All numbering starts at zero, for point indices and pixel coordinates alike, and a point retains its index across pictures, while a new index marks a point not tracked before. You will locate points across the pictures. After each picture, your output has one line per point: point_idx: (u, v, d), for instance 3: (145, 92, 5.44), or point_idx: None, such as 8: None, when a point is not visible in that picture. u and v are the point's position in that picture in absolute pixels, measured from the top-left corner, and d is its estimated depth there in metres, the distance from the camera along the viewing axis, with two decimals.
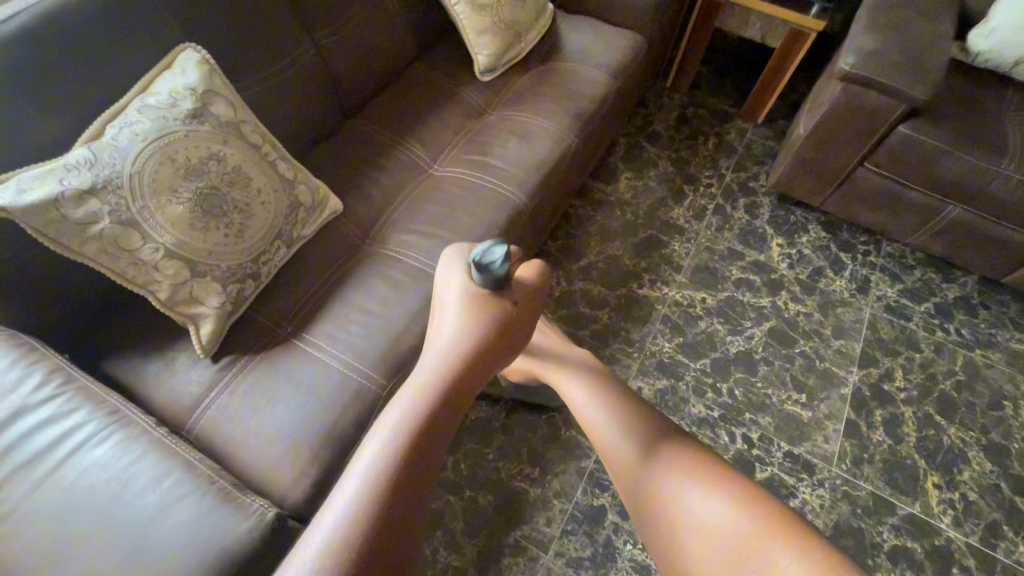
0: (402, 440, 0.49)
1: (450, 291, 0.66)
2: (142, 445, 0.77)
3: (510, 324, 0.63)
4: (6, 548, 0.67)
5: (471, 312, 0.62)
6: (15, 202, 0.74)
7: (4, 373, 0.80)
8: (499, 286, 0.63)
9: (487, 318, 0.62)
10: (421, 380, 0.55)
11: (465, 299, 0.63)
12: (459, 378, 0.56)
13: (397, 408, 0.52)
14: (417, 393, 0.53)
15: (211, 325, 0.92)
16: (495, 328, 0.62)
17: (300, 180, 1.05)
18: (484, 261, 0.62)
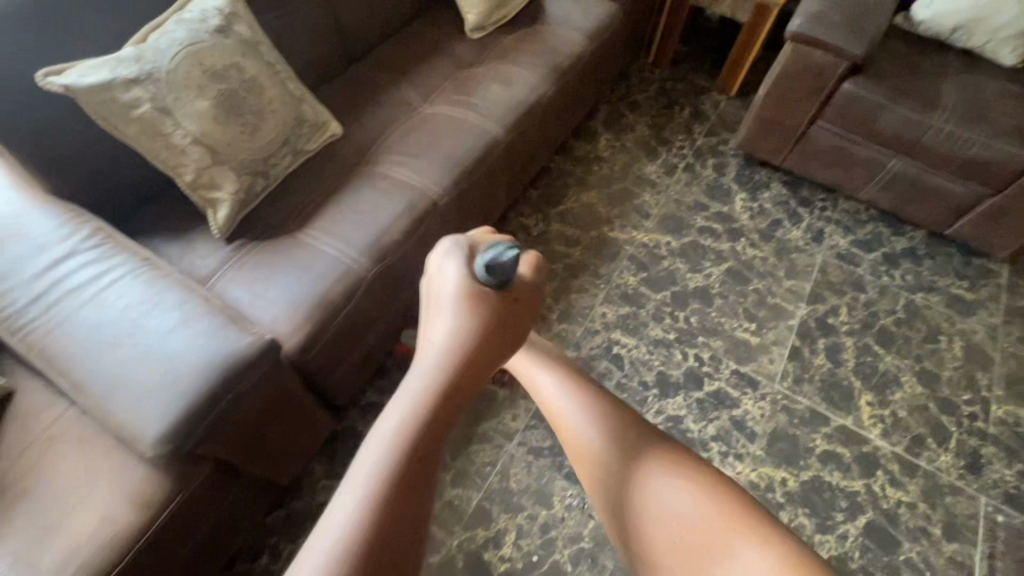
0: (361, 549, 0.34)
1: (440, 300, 0.47)
2: (166, 282, 0.95)
3: (516, 340, 0.48)
4: (65, 345, 0.86)
5: (464, 330, 0.44)
6: (78, 82, 0.93)
7: (57, 227, 0.98)
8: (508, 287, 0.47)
9: (485, 343, 0.45)
10: (379, 452, 0.37)
11: (459, 311, 0.45)
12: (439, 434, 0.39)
13: (347, 500, 0.35)
14: (381, 471, 0.36)
15: (227, 207, 1.10)
16: (496, 351, 0.46)
17: (306, 100, 1.24)
18: (484, 271, 0.46)
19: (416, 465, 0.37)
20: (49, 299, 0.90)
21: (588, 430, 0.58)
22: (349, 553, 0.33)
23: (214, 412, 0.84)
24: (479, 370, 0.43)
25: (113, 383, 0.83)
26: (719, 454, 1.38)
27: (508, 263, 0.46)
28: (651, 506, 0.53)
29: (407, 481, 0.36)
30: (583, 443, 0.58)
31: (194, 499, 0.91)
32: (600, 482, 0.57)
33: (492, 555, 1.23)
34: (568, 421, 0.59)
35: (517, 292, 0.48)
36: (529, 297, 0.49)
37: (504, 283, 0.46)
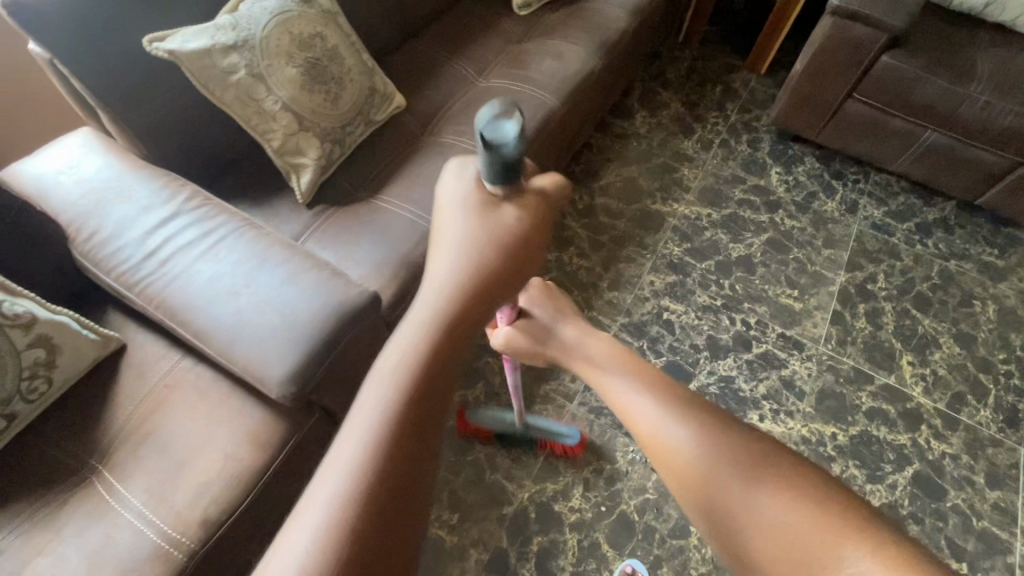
0: (396, 411, 0.45)
1: (447, 212, 0.56)
2: (268, 238, 0.99)
3: (518, 241, 0.54)
4: (182, 294, 0.91)
5: (470, 235, 0.53)
6: (182, 48, 0.97)
7: (161, 189, 1.03)
8: (503, 175, 0.53)
9: (486, 240, 0.53)
10: (404, 345, 0.48)
11: (467, 217, 0.55)
12: (452, 323, 0.49)
13: (382, 379, 0.46)
14: (414, 339, 0.48)
15: (311, 172, 1.14)
16: (499, 245, 0.53)
17: (376, 71, 1.28)
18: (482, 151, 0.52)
19: (435, 347, 0.48)
20: (163, 253, 0.95)
21: (687, 434, 0.48)
22: (388, 413, 0.45)
23: (331, 356, 0.88)
24: (486, 268, 0.52)
25: (235, 331, 0.87)
26: (771, 412, 1.44)
27: (509, 150, 0.51)
28: (742, 506, 0.43)
29: (430, 356, 0.47)
30: (681, 449, 0.47)
31: (303, 445, 0.95)
32: (692, 487, 0.45)
33: (561, 506, 1.28)
34: (657, 424, 0.51)
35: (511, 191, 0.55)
36: (532, 200, 0.56)
37: (502, 177, 0.53)
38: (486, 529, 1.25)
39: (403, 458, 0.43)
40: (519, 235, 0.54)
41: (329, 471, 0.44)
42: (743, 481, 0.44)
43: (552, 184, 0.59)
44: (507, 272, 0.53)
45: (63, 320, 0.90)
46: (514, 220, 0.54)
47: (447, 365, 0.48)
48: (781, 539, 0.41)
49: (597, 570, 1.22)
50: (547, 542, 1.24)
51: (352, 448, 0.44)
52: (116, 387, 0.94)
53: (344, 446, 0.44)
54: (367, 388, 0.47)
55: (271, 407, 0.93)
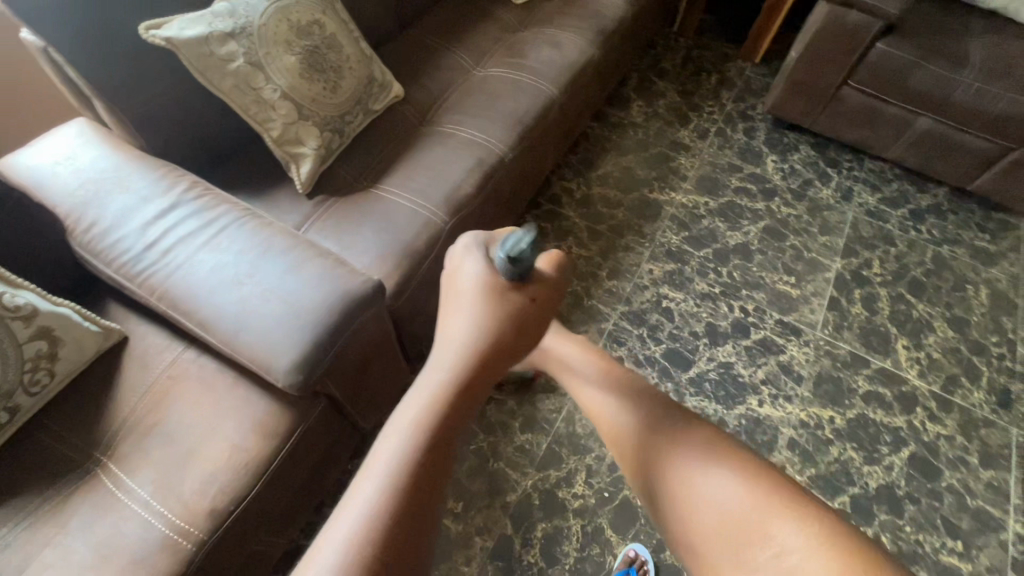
0: (404, 469, 0.47)
1: (461, 290, 0.60)
2: (270, 228, 0.98)
3: (523, 319, 0.58)
4: (185, 285, 0.90)
5: (482, 306, 0.58)
6: (180, 35, 0.96)
7: (160, 179, 1.01)
8: (516, 274, 0.58)
9: (498, 315, 0.57)
10: (417, 402, 0.51)
11: (480, 292, 0.59)
12: (466, 383, 0.53)
13: (395, 432, 0.49)
14: (431, 394, 0.51)
15: (311, 162, 1.13)
16: (507, 323, 0.57)
17: (374, 59, 1.27)
18: (505, 263, 0.57)
19: (450, 404, 0.51)
20: (164, 243, 0.93)
21: (623, 414, 0.75)
22: (398, 466, 0.47)
23: (337, 344, 0.88)
24: (495, 336, 0.56)
25: (240, 321, 0.86)
26: (770, 397, 1.46)
27: (527, 265, 0.57)
28: (697, 493, 0.61)
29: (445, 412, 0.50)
30: (619, 425, 0.74)
31: (309, 434, 0.95)
32: (638, 459, 0.69)
33: (564, 492, 1.29)
34: (614, 416, 0.75)
35: (523, 278, 0.59)
36: (541, 280, 0.61)
37: (512, 272, 0.58)
38: (491, 517, 1.26)
39: (413, 511, 0.46)
40: (527, 311, 0.59)
41: (340, 518, 0.46)
42: (681, 458, 0.64)
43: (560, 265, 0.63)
44: (513, 343, 0.57)
45: (64, 312, 0.89)
46: (523, 295, 0.59)
47: (458, 424, 0.51)
48: (717, 509, 0.59)
49: (600, 554, 1.23)
50: (551, 528, 1.25)
51: (363, 498, 0.46)
52: (118, 379, 0.93)
53: (355, 495, 0.47)
54: (379, 440, 0.49)
55: (277, 397, 0.92)
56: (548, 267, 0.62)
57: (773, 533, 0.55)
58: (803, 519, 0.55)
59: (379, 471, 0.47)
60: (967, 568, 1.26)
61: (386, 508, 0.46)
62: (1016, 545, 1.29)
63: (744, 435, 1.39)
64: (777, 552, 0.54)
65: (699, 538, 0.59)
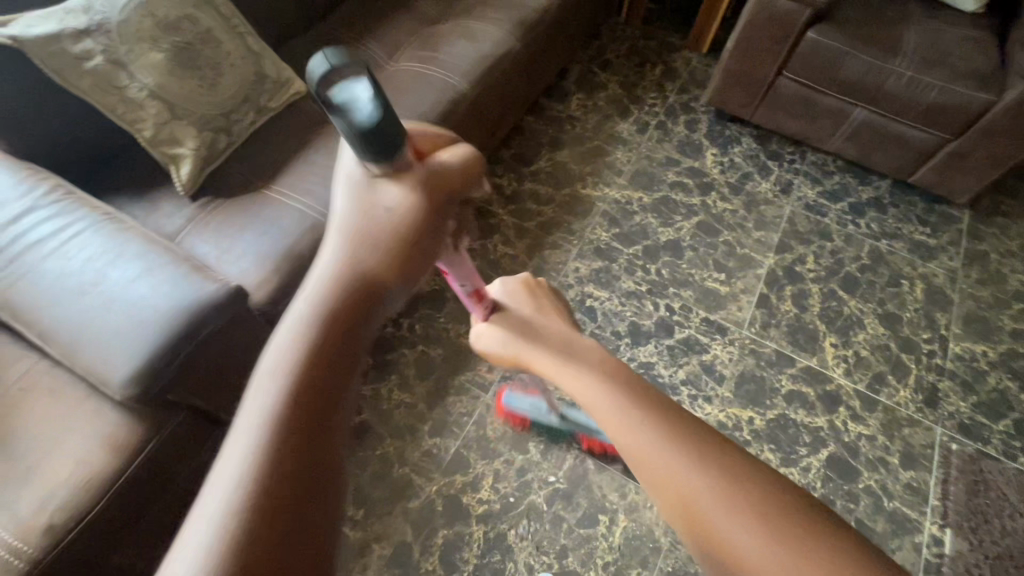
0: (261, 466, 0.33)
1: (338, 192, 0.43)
2: (128, 234, 0.95)
3: (422, 231, 0.43)
4: (30, 294, 0.87)
5: (353, 213, 0.41)
6: (25, 33, 0.91)
7: (16, 184, 0.97)
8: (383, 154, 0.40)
9: (378, 226, 0.41)
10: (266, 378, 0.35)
11: (354, 191, 0.42)
12: (335, 330, 0.36)
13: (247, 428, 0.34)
14: (283, 357, 0.35)
15: (190, 163, 1.10)
16: (402, 232, 0.41)
17: (266, 55, 1.22)
18: (344, 129, 0.39)
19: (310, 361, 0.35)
20: (13, 251, 0.91)
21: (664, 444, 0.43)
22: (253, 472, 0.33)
23: (183, 354, 0.85)
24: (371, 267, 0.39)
25: (80, 331, 0.84)
26: (689, 397, 1.43)
27: (370, 124, 0.38)
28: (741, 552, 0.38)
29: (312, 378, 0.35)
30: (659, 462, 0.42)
31: (169, 445, 0.93)
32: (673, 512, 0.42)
33: (469, 498, 1.27)
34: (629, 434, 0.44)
35: (402, 163, 0.41)
36: (419, 174, 0.43)
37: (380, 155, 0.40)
38: (392, 523, 1.23)
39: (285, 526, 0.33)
40: (403, 223, 0.41)
41: (189, 541, 0.32)
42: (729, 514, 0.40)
43: (458, 153, 0.46)
44: (397, 268, 0.40)
45: None
46: (401, 198, 0.42)
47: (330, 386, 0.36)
48: None
49: (501, 561, 1.21)
50: (452, 535, 1.23)
51: (209, 520, 0.32)
52: None
53: (197, 530, 0.32)
54: (224, 445, 0.34)
55: (131, 409, 0.90)
56: (434, 161, 0.44)
57: None
58: None
59: (229, 484, 0.32)
60: None
61: (244, 521, 0.32)
62: (930, 548, 1.27)
63: None
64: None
65: None
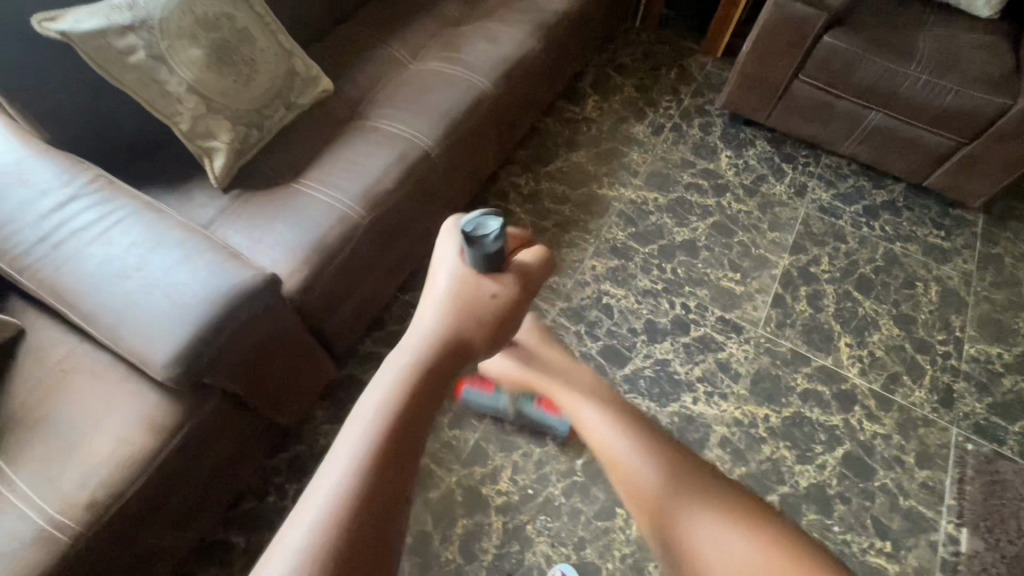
0: (370, 460, 0.41)
1: (445, 278, 0.57)
2: (168, 222, 0.98)
3: (507, 313, 0.57)
4: (75, 278, 0.90)
5: (459, 292, 0.56)
6: (74, 28, 0.95)
7: (61, 173, 1.01)
8: (491, 265, 0.58)
9: (475, 305, 0.55)
10: (382, 391, 0.45)
11: (460, 277, 0.57)
12: (439, 368, 0.48)
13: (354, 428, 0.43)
14: (397, 378, 0.46)
15: (223, 156, 1.14)
16: (491, 312, 0.56)
17: (296, 53, 1.26)
18: (470, 249, 0.57)
19: (417, 387, 0.46)
20: (59, 237, 0.94)
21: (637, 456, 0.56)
22: (363, 464, 0.41)
23: (221, 338, 0.88)
24: (469, 331, 0.53)
25: (123, 313, 0.87)
26: (705, 394, 1.44)
27: (489, 239, 0.57)
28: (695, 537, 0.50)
29: (421, 397, 0.45)
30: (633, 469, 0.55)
31: (203, 427, 0.95)
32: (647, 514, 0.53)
33: (489, 489, 1.29)
34: (610, 444, 0.58)
35: (504, 267, 0.59)
36: (512, 272, 0.59)
37: (490, 266, 0.58)
38: (412, 512, 1.26)
39: (382, 516, 0.40)
40: (499, 303, 0.57)
41: (302, 515, 0.39)
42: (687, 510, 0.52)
43: (535, 258, 0.63)
44: (485, 335, 0.54)
45: None
46: (496, 287, 0.57)
47: (431, 407, 0.46)
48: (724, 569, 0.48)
49: (520, 551, 1.22)
50: (471, 525, 1.24)
51: (321, 500, 0.39)
52: (8, 375, 0.93)
53: (310, 505, 0.39)
54: (338, 439, 0.43)
55: (168, 391, 0.93)
56: (519, 264, 0.61)
57: None
58: None
59: (341, 472, 0.40)
60: (894, 569, 1.24)
61: (350, 502, 0.39)
62: (947, 546, 1.27)
63: (675, 433, 1.38)
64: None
65: None
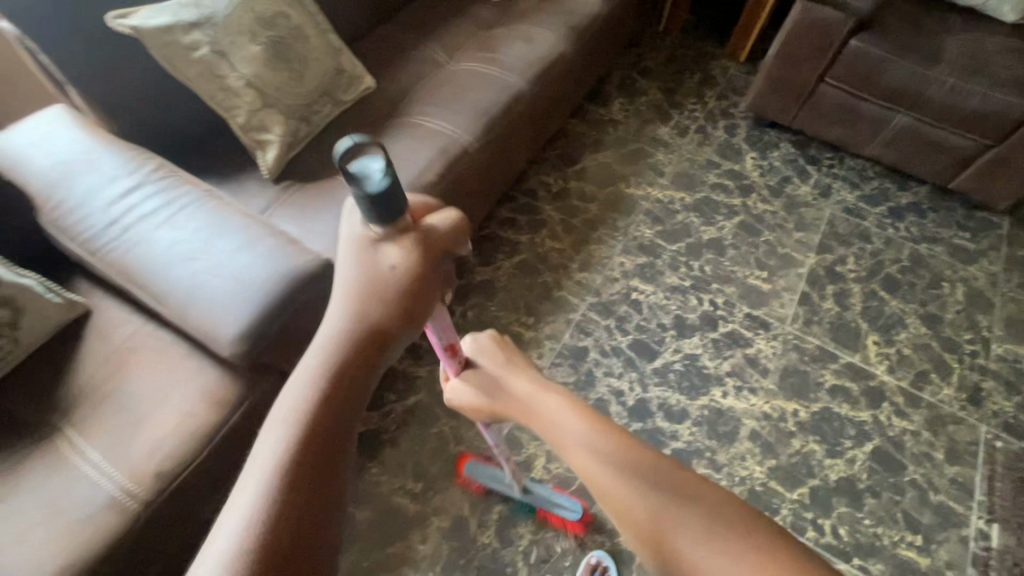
0: (277, 478, 0.41)
1: (343, 257, 0.51)
2: (227, 209, 1.02)
3: (420, 287, 0.51)
4: (144, 261, 0.95)
5: (357, 273, 0.50)
6: (147, 24, 1.01)
7: (126, 162, 1.06)
8: (383, 217, 0.48)
9: (377, 285, 0.49)
10: (286, 406, 0.44)
11: (357, 253, 0.51)
12: (342, 372, 0.46)
13: (263, 448, 0.43)
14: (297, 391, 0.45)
15: (276, 148, 1.18)
16: (399, 290, 0.49)
17: (343, 51, 1.31)
18: (359, 200, 0.47)
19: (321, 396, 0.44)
20: (127, 222, 0.99)
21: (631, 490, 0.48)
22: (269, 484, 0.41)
23: (282, 318, 0.92)
24: (373, 317, 0.48)
25: (190, 293, 0.91)
26: (734, 388, 1.47)
27: (372, 188, 0.46)
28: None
29: (323, 406, 0.44)
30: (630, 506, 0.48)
31: (260, 406, 0.99)
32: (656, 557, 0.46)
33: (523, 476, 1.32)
34: (595, 474, 0.51)
35: (403, 226, 0.50)
36: (415, 234, 0.51)
37: (384, 218, 0.48)
38: (449, 497, 1.29)
39: (298, 526, 0.41)
40: (401, 277, 0.50)
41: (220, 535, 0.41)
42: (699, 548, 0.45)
43: (450, 216, 0.54)
44: (397, 320, 0.49)
45: (28, 284, 0.93)
46: (400, 257, 0.50)
47: (334, 413, 0.44)
48: None
49: (554, 537, 1.25)
50: (506, 511, 1.27)
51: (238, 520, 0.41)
52: (78, 351, 0.97)
53: (228, 527, 0.41)
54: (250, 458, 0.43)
55: (229, 370, 0.97)
56: (430, 224, 0.53)
57: None
58: None
59: (252, 492, 0.41)
60: (925, 563, 1.25)
61: (265, 521, 0.40)
62: (978, 541, 1.28)
63: (705, 426, 1.40)
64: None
65: None
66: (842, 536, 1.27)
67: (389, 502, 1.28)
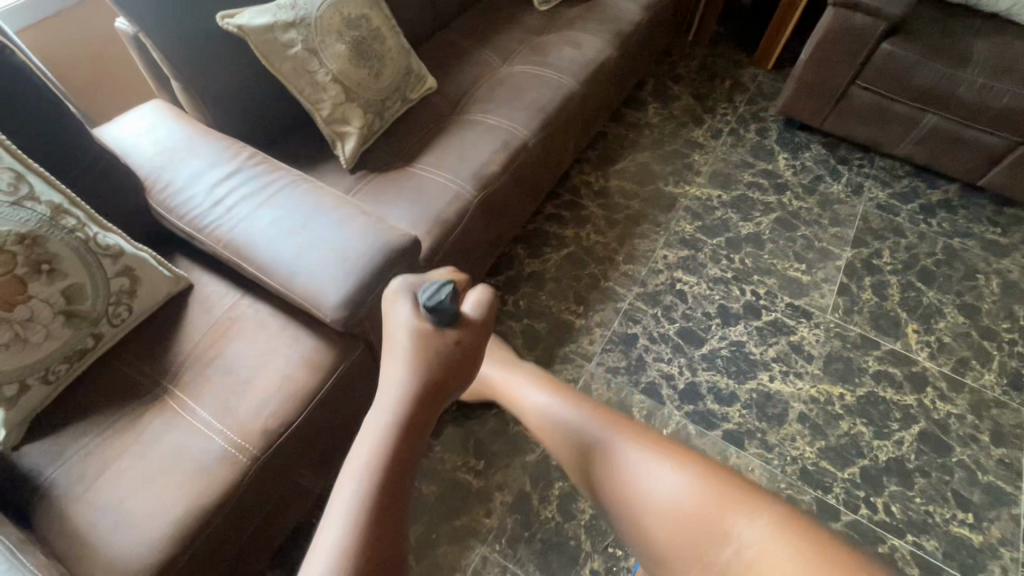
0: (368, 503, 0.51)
1: (396, 336, 0.63)
2: (319, 191, 1.10)
3: (464, 362, 0.63)
4: (248, 236, 1.02)
5: (415, 352, 0.61)
6: (251, 23, 1.12)
7: (224, 151, 1.14)
8: (445, 321, 0.62)
9: (434, 360, 0.60)
10: (367, 450, 0.55)
11: (413, 337, 0.61)
12: (413, 423, 0.57)
13: (341, 496, 0.52)
14: (379, 437, 0.55)
15: (355, 140, 1.27)
16: (455, 359, 0.62)
17: (412, 51, 1.41)
18: (427, 310, 0.61)
19: (401, 440, 0.56)
20: (230, 203, 1.07)
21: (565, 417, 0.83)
22: (359, 510, 0.51)
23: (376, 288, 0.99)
24: (436, 374, 0.60)
25: (294, 262, 0.99)
26: (780, 373, 1.52)
27: (445, 305, 0.61)
28: (644, 483, 0.70)
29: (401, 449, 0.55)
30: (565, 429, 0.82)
31: (348, 373, 1.06)
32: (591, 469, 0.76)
33: None
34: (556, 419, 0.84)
35: (456, 319, 0.63)
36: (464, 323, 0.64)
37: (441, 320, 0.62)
38: (510, 473, 1.34)
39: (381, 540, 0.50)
40: (459, 348, 0.62)
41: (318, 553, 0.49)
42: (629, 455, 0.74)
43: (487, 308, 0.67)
44: (453, 378, 0.61)
45: (144, 256, 1.01)
46: (453, 336, 0.62)
47: (409, 453, 0.56)
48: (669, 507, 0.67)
49: None
50: (567, 487, 1.32)
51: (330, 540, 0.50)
52: (182, 322, 1.04)
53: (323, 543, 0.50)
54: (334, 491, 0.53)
55: (323, 338, 1.04)
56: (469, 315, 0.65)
57: (735, 531, 0.61)
58: (756, 511, 0.62)
59: (341, 522, 0.50)
60: (978, 540, 1.28)
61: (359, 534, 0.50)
62: None
63: (754, 408, 1.45)
64: (739, 546, 0.60)
65: (645, 524, 0.69)
66: (895, 514, 1.31)
67: (453, 478, 1.33)
